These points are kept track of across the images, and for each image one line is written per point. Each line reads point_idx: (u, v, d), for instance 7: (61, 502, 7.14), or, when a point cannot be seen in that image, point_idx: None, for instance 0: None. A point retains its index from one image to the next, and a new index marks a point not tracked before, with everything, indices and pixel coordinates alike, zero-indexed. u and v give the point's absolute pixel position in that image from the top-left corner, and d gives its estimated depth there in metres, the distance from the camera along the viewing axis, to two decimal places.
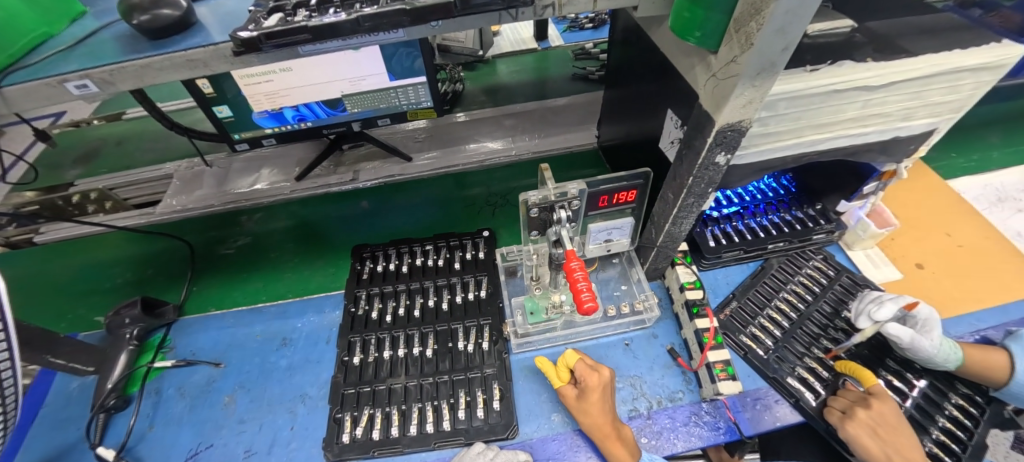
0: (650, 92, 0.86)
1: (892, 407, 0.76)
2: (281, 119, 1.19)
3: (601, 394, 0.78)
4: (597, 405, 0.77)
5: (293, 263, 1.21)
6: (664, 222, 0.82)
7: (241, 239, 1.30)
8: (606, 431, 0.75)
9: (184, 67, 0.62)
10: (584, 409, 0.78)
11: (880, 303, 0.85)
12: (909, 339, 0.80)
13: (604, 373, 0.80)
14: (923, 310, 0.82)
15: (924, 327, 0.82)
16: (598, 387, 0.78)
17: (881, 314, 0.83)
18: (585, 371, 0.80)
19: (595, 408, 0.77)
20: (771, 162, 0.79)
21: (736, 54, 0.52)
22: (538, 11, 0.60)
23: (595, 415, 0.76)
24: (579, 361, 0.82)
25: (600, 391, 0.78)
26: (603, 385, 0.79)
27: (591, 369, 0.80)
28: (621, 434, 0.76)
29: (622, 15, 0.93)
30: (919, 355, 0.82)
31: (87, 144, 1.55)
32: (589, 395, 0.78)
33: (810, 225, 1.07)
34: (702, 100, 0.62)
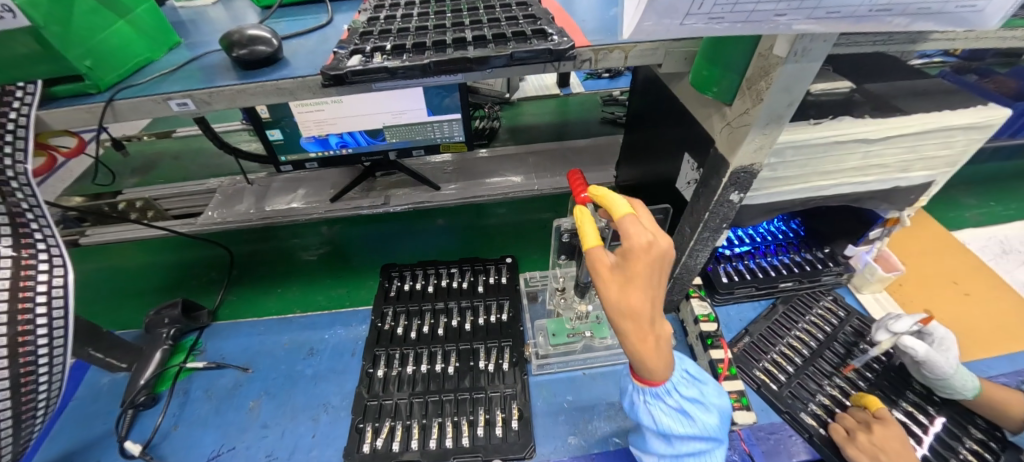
0: (667, 138, 0.95)
1: (894, 432, 0.78)
2: (325, 144, 1.30)
3: (647, 264, 0.57)
4: (641, 279, 0.57)
5: (340, 275, 1.29)
6: (680, 254, 0.88)
7: (323, 247, 1.41)
8: (641, 318, 0.57)
9: (272, 94, 0.71)
10: (623, 280, 0.58)
11: (897, 317, 0.90)
12: (924, 353, 0.83)
13: (663, 242, 0.58)
14: (938, 328, 0.87)
15: (941, 345, 0.85)
16: (658, 251, 0.57)
17: (898, 325, 0.88)
18: (631, 235, 0.57)
19: (635, 282, 0.57)
20: (780, 204, 0.86)
21: (747, 107, 0.60)
22: (578, 64, 0.70)
23: (634, 295, 0.57)
24: (630, 219, 0.59)
25: (656, 257, 0.57)
26: (660, 251, 0.57)
27: (640, 230, 0.58)
28: (656, 337, 0.59)
29: (643, 69, 1.04)
30: (936, 376, 0.85)
31: (144, 158, 1.68)
32: (628, 269, 0.57)
33: (819, 267, 1.13)
34: (718, 145, 0.70)
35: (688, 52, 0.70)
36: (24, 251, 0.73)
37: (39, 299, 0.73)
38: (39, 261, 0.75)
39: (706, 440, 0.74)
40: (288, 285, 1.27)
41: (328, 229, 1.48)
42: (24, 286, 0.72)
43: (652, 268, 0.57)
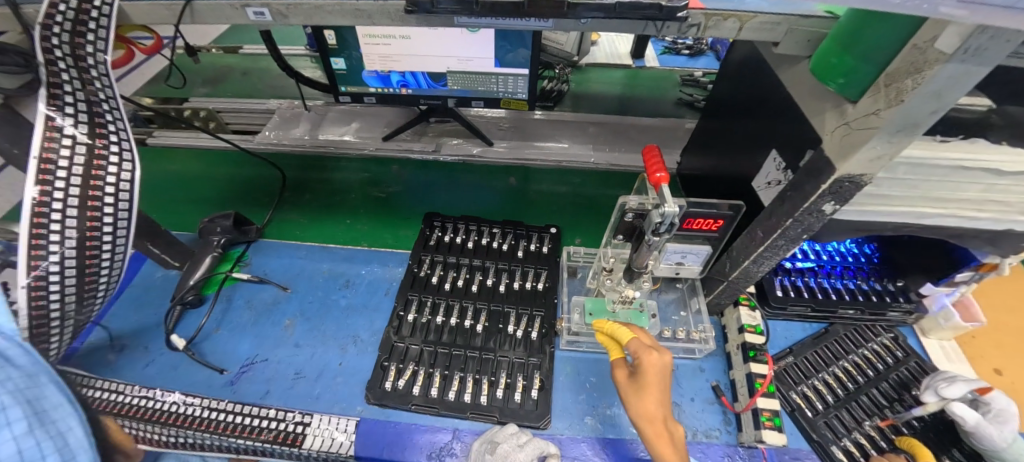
0: (754, 130, 0.86)
1: None
2: (386, 81, 1.27)
3: (658, 377, 0.71)
4: (654, 391, 0.70)
5: (409, 218, 1.28)
6: (743, 258, 0.81)
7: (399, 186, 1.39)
8: (657, 422, 0.68)
9: (350, 15, 0.67)
10: (645, 395, 0.70)
11: (950, 381, 0.82)
12: (974, 423, 0.76)
13: (669, 355, 0.74)
14: (999, 399, 0.77)
15: (996, 417, 0.77)
16: (666, 369, 0.72)
17: (950, 390, 0.80)
18: (644, 355, 0.73)
19: (650, 395, 0.70)
20: (870, 224, 0.77)
21: (878, 107, 0.52)
22: (683, 28, 0.62)
23: (649, 404, 0.69)
24: (637, 340, 0.75)
25: (664, 372, 0.72)
26: (666, 367, 0.73)
27: (648, 348, 0.73)
28: (671, 435, 0.69)
29: (741, 48, 0.93)
30: (985, 445, 0.78)
31: (212, 69, 1.71)
32: (645, 384, 0.71)
33: (887, 300, 1.03)
34: (824, 145, 0.61)
35: (814, 33, 0.60)
36: (98, 140, 0.76)
37: (108, 189, 0.77)
38: (111, 153, 0.77)
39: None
40: (357, 218, 1.28)
41: (400, 170, 1.45)
42: (96, 175, 0.75)
43: (662, 381, 0.71)
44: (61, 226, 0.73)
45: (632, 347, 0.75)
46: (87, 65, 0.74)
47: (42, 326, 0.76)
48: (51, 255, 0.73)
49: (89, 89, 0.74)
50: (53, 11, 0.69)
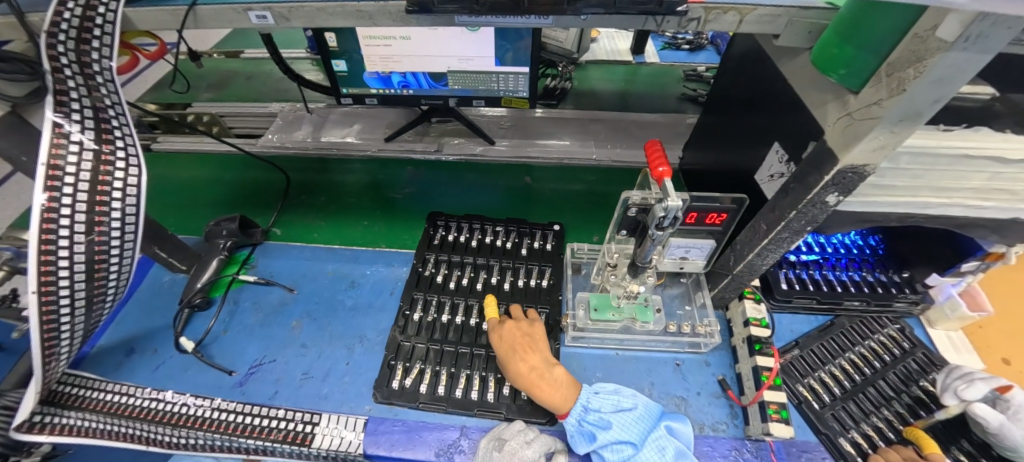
0: (756, 123, 0.86)
1: None
2: (387, 82, 1.28)
3: (506, 344, 0.86)
4: (511, 355, 0.84)
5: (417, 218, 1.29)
6: (747, 251, 0.81)
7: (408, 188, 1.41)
8: (528, 377, 0.81)
9: (352, 16, 0.67)
10: (511, 359, 0.84)
11: (968, 381, 0.80)
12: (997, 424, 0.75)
13: (512, 322, 0.90)
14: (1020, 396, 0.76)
15: (1016, 415, 0.75)
16: (514, 334, 0.88)
17: (969, 391, 0.79)
18: (497, 327, 0.89)
19: (512, 359, 0.84)
20: (874, 215, 0.76)
21: (880, 97, 0.52)
22: (683, 23, 0.62)
23: (514, 367, 0.83)
24: (492, 318, 0.91)
25: (512, 338, 0.87)
26: (515, 332, 0.88)
27: (497, 326, 0.89)
28: (544, 381, 0.80)
29: (741, 41, 0.93)
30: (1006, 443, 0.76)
31: (214, 74, 1.72)
32: (505, 353, 0.86)
33: (893, 291, 1.03)
34: (827, 136, 0.61)
35: (814, 25, 0.60)
36: (105, 145, 0.76)
37: (116, 195, 0.78)
38: (118, 159, 0.78)
39: (626, 441, 0.76)
40: (374, 219, 1.29)
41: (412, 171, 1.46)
42: (103, 180, 0.76)
43: (513, 344, 0.86)
44: (69, 231, 0.73)
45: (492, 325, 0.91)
46: (92, 71, 0.75)
47: (51, 330, 0.77)
48: (60, 260, 0.74)
49: (95, 95, 0.75)
50: (58, 19, 0.70)
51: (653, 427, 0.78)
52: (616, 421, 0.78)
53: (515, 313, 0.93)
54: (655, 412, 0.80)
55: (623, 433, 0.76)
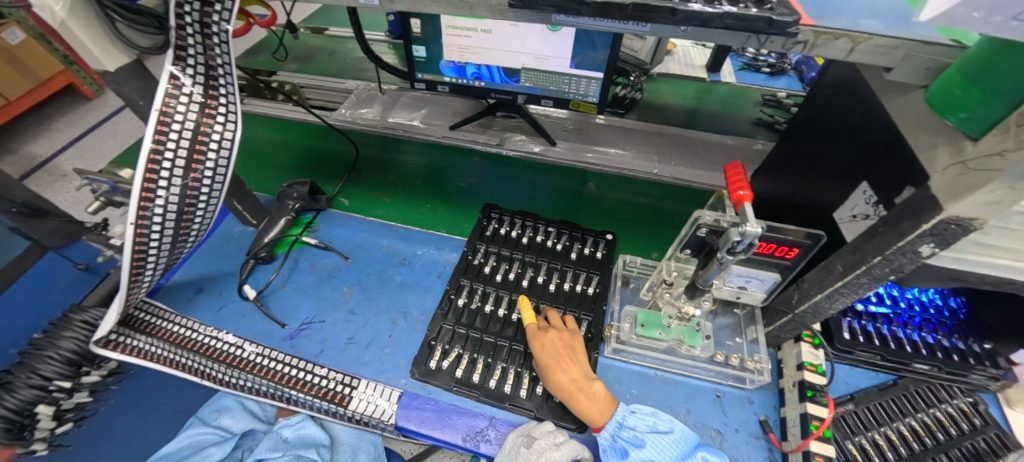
0: (843, 159, 0.81)
1: None
2: (462, 72, 1.31)
3: (547, 353, 0.86)
4: (552, 365, 0.84)
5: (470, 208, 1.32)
6: (815, 292, 0.77)
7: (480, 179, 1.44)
8: (569, 389, 0.81)
9: (452, 6, 0.69)
10: (551, 369, 0.84)
11: None
12: None
13: (553, 332, 0.89)
14: None
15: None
16: (554, 345, 0.87)
17: None
18: (538, 335, 0.89)
19: (552, 370, 0.84)
20: (967, 275, 0.70)
21: (1005, 147, 0.48)
22: (788, 45, 0.60)
23: (555, 377, 0.83)
24: (531, 325, 0.91)
25: (552, 347, 0.87)
26: (556, 343, 0.87)
27: (537, 334, 0.89)
28: (585, 394, 0.80)
29: (838, 71, 0.88)
30: None
31: (302, 47, 1.83)
32: (545, 362, 0.85)
33: (971, 361, 0.94)
34: (932, 183, 0.57)
35: (936, 62, 0.56)
36: (210, 100, 0.83)
37: (212, 146, 0.85)
38: (219, 113, 0.84)
39: None
40: (439, 205, 1.33)
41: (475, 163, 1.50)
42: (203, 131, 0.83)
43: (553, 354, 0.85)
44: (169, 173, 0.81)
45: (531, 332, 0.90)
46: (211, 31, 0.80)
47: (140, 260, 0.85)
48: (158, 199, 0.81)
49: (209, 53, 0.81)
50: None
51: (689, 456, 0.76)
52: (651, 441, 0.76)
53: (554, 321, 0.93)
54: (691, 441, 0.77)
55: (656, 454, 0.75)
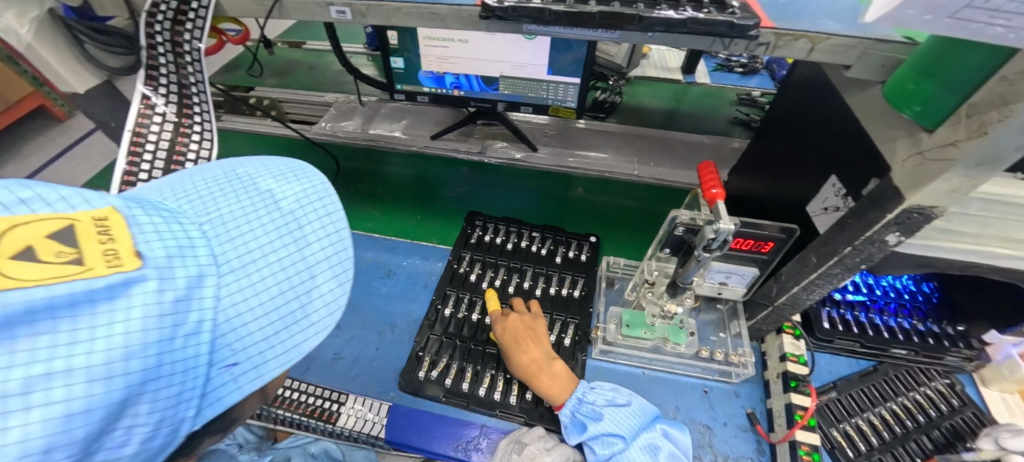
0: (813, 154, 0.83)
1: None
2: (441, 82, 1.31)
3: (508, 335, 0.89)
4: (513, 347, 0.87)
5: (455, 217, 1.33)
6: (792, 284, 0.79)
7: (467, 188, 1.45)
8: (530, 370, 0.84)
9: (424, 18, 0.70)
10: (513, 351, 0.87)
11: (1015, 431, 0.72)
12: None
13: (515, 316, 0.92)
14: None
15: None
16: (516, 327, 0.90)
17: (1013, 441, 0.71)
18: (500, 319, 0.92)
19: (514, 351, 0.86)
20: (934, 260, 0.73)
21: (958, 138, 0.50)
22: (751, 47, 0.62)
23: (516, 358, 0.85)
24: (495, 311, 0.94)
25: (515, 330, 0.89)
26: (518, 326, 0.90)
27: (500, 318, 0.92)
28: (545, 374, 0.83)
29: (804, 69, 0.91)
30: None
31: (280, 62, 1.82)
32: (507, 345, 0.88)
33: (946, 343, 0.97)
34: (893, 174, 0.59)
35: (890, 59, 0.59)
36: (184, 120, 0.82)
37: (188, 166, 0.83)
38: (194, 132, 0.84)
39: (617, 434, 0.76)
40: (428, 215, 1.33)
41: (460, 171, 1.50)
42: (179, 151, 0.82)
43: (516, 336, 0.88)
44: None
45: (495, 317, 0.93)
46: (182, 49, 0.80)
47: None
48: None
49: (182, 72, 0.82)
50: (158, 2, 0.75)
51: (649, 427, 0.78)
52: (609, 414, 0.78)
53: (518, 306, 0.96)
54: (650, 414, 0.80)
55: (614, 426, 0.77)
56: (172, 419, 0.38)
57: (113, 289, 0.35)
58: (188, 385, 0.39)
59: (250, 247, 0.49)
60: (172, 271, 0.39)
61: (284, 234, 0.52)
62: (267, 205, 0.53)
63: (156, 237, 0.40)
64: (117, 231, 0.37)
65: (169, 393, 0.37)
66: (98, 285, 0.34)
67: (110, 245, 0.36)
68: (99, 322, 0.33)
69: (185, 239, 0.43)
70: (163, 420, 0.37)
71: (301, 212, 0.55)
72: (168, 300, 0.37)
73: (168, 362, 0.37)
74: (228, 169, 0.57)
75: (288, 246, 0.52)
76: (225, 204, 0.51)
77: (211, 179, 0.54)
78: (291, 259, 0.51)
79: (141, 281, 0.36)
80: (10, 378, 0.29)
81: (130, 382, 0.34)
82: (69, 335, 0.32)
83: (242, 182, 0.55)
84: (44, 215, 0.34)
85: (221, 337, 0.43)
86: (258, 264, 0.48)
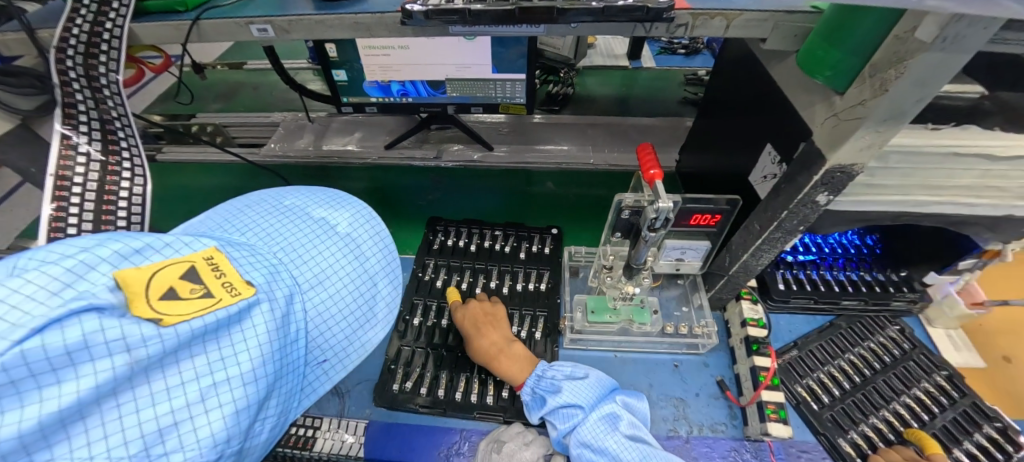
0: (748, 126, 0.87)
1: None
2: (387, 91, 1.30)
3: (469, 321, 0.90)
4: (473, 333, 0.88)
5: (418, 225, 1.32)
6: (742, 252, 0.82)
7: (438, 193, 1.43)
8: (491, 353, 0.86)
9: (350, 28, 0.69)
10: (473, 336, 0.88)
11: None
12: None
13: (475, 303, 0.94)
14: None
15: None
16: (476, 313, 0.92)
17: None
18: (460, 309, 0.93)
19: (474, 336, 0.88)
20: (867, 214, 0.77)
21: (864, 97, 0.53)
22: (671, 29, 0.64)
23: (477, 343, 0.87)
24: (455, 301, 0.96)
25: (475, 316, 0.91)
26: (477, 312, 0.92)
27: (459, 307, 0.94)
28: (505, 355, 0.85)
29: (733, 46, 0.94)
30: None
31: (221, 85, 1.76)
32: (467, 331, 0.90)
33: (891, 290, 1.03)
34: (815, 137, 0.62)
35: (800, 28, 0.62)
36: (111, 157, 0.79)
37: (121, 204, 0.77)
38: (123, 169, 0.79)
39: (576, 405, 0.77)
40: (401, 227, 1.32)
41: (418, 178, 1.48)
42: (109, 190, 0.76)
43: (475, 322, 0.90)
44: None
45: (454, 308, 0.95)
46: (99, 84, 0.78)
47: None
48: None
49: (102, 107, 0.79)
50: (67, 35, 0.73)
51: (608, 399, 0.80)
52: (567, 386, 0.80)
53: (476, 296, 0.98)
54: (609, 386, 0.82)
55: (573, 398, 0.78)
56: (283, 410, 0.48)
57: (238, 313, 0.41)
58: (295, 382, 0.48)
59: (321, 266, 0.53)
60: (274, 293, 0.46)
61: (346, 252, 0.56)
62: (324, 227, 0.56)
63: (255, 268, 0.46)
64: (224, 266, 0.43)
65: (287, 388, 0.47)
66: (231, 311, 0.40)
67: (225, 278, 0.42)
68: (236, 342, 0.40)
69: (273, 265, 0.48)
70: (284, 408, 0.48)
71: (355, 231, 0.59)
72: (278, 317, 0.45)
73: (285, 369, 0.45)
74: (276, 199, 0.58)
75: (353, 263, 0.56)
76: (289, 228, 0.54)
77: (265, 208, 0.56)
78: (357, 273, 0.56)
79: (257, 304, 0.43)
80: (187, 391, 0.37)
81: (266, 385, 0.42)
82: (218, 354, 0.39)
83: (294, 210, 0.57)
84: (165, 263, 0.40)
85: (311, 343, 0.51)
86: (332, 279, 0.54)
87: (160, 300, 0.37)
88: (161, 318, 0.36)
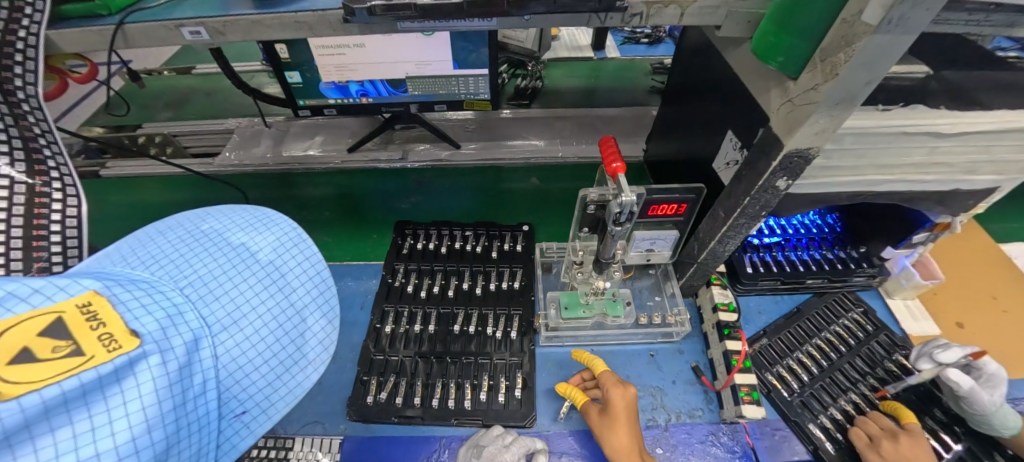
0: (710, 113, 0.87)
1: (921, 446, 0.77)
2: (345, 91, 1.24)
3: (626, 412, 0.77)
4: (624, 427, 0.75)
5: (386, 229, 1.28)
6: (709, 239, 0.82)
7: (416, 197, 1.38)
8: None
9: (290, 28, 0.65)
10: (619, 431, 0.75)
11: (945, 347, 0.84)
12: (968, 388, 0.77)
13: (633, 391, 0.80)
14: (990, 364, 0.80)
15: (987, 382, 0.79)
16: (631, 405, 0.78)
17: (946, 356, 0.81)
18: (616, 388, 0.79)
19: (622, 430, 0.75)
20: (825, 195, 0.79)
21: (817, 82, 0.53)
22: (626, 18, 0.63)
23: (620, 439, 0.74)
24: (607, 373, 0.82)
25: (630, 408, 0.78)
26: (631, 403, 0.79)
27: (617, 384, 0.80)
28: None
29: (692, 34, 0.94)
30: (974, 409, 0.80)
31: (168, 92, 1.66)
32: (617, 421, 0.76)
33: (852, 266, 1.07)
34: (772, 123, 0.63)
35: (753, 14, 0.62)
36: (38, 178, 0.71)
37: (54, 228, 0.69)
38: (53, 190, 0.72)
39: None
40: (384, 232, 1.27)
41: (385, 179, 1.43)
42: (38, 213, 0.69)
43: (629, 417, 0.77)
44: None
45: (607, 382, 0.81)
46: (16, 98, 0.72)
47: None
48: None
49: (22, 124, 0.72)
50: None
51: None
52: None
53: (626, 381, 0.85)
54: None
55: None
56: None
57: (118, 371, 0.35)
58: (206, 441, 0.41)
59: (235, 302, 0.47)
60: (171, 342, 0.39)
61: (267, 286, 0.50)
62: (243, 256, 0.50)
63: (149, 311, 0.39)
64: (106, 314, 0.36)
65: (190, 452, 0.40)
66: (104, 372, 0.34)
67: (104, 329, 0.35)
68: (115, 404, 0.34)
69: (174, 304, 0.42)
70: None
71: (280, 260, 0.52)
72: (171, 371, 0.38)
73: (185, 428, 0.39)
74: (192, 224, 0.52)
75: (275, 297, 0.50)
76: (200, 260, 0.47)
77: (178, 236, 0.50)
78: (280, 309, 0.49)
79: (144, 358, 0.36)
80: None
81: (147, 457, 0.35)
82: (90, 423, 0.33)
83: (211, 237, 0.50)
84: (31, 312, 0.33)
85: (224, 394, 0.44)
86: (250, 319, 0.47)
87: (5, 366, 0.30)
88: (3, 388, 0.29)
